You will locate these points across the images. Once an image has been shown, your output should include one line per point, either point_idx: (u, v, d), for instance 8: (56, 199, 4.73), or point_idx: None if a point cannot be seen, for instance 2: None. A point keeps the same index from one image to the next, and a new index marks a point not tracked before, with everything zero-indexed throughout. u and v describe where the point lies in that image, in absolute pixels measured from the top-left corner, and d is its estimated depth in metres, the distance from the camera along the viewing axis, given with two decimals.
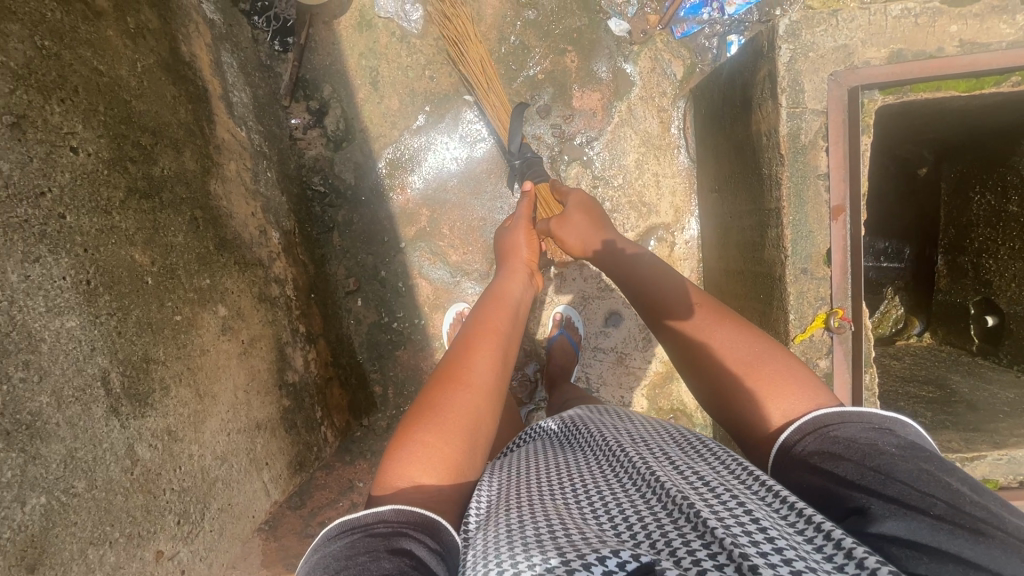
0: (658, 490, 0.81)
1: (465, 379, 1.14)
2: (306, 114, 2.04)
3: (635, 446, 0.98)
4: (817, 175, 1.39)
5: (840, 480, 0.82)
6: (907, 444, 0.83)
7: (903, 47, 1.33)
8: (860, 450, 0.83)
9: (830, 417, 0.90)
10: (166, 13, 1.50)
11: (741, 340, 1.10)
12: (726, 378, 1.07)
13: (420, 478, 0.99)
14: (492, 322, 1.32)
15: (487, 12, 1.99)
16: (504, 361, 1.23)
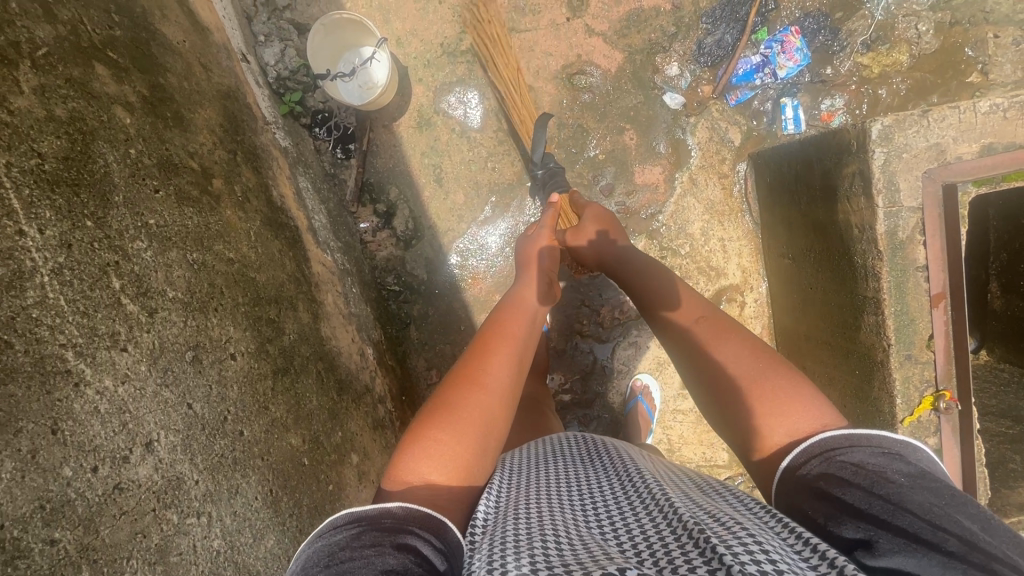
0: (671, 516, 0.78)
1: (479, 380, 1.16)
2: (374, 217, 2.07)
3: (657, 483, 0.94)
4: (916, 268, 1.43)
5: (850, 510, 0.78)
6: (918, 473, 0.79)
7: (993, 141, 1.37)
8: (871, 479, 0.80)
9: (839, 441, 0.88)
10: (257, 162, 1.52)
11: (746, 356, 1.09)
12: (728, 389, 1.07)
13: (431, 475, 1.00)
14: (508, 328, 1.34)
15: (544, 99, 2.02)
16: (519, 364, 1.25)
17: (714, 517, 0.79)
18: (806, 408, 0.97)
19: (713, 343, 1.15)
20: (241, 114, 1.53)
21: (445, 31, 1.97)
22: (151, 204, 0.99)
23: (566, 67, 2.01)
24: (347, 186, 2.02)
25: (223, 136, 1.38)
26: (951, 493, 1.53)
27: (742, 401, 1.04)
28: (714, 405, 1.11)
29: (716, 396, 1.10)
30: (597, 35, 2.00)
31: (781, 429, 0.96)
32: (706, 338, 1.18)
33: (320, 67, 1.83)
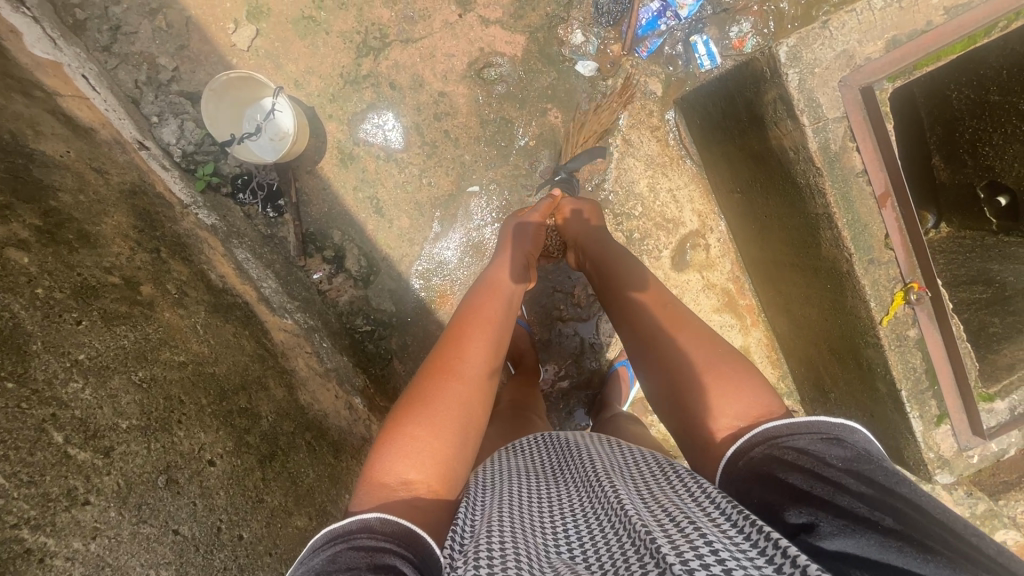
0: (625, 522, 0.79)
1: (457, 372, 1.18)
2: (325, 265, 2.01)
3: (611, 478, 0.95)
4: (856, 174, 1.44)
5: (792, 494, 0.85)
6: (852, 458, 0.86)
7: (897, 34, 1.37)
8: (811, 466, 0.87)
9: (783, 430, 0.95)
10: (184, 251, 1.45)
11: (703, 351, 1.18)
12: (688, 382, 1.14)
13: (408, 474, 1.02)
14: (483, 311, 1.35)
15: (460, 101, 1.97)
16: (494, 349, 1.28)
17: (665, 511, 0.82)
18: (756, 401, 1.06)
19: (670, 343, 1.23)
20: (153, 207, 1.46)
21: (340, 60, 1.89)
22: (80, 338, 0.95)
23: (472, 63, 1.95)
24: (289, 242, 1.96)
25: (138, 237, 1.31)
26: (943, 375, 1.57)
27: (698, 392, 1.11)
28: (667, 396, 1.17)
29: (672, 387, 1.17)
30: (494, 24, 1.94)
31: (729, 421, 1.04)
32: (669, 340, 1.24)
33: (223, 134, 1.74)
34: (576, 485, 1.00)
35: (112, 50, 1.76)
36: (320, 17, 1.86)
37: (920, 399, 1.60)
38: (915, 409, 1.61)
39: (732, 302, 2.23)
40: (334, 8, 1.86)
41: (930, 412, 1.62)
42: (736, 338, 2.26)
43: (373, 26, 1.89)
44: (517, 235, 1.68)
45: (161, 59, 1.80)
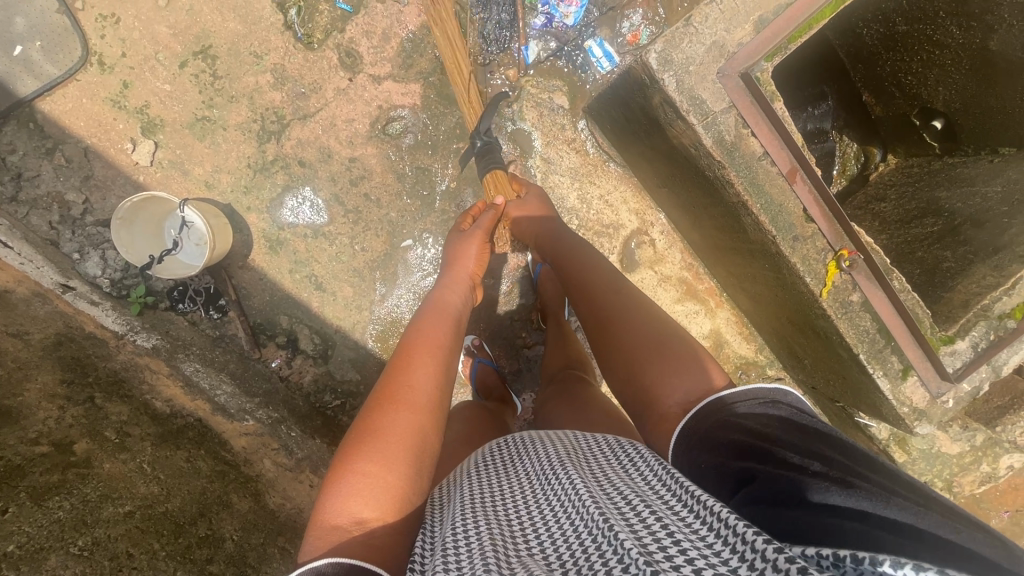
0: (585, 512, 0.80)
1: (408, 401, 1.17)
2: (281, 351, 2.01)
3: (568, 469, 0.96)
4: (758, 159, 1.42)
5: (736, 453, 0.96)
6: (786, 419, 1.00)
7: (763, 13, 1.36)
8: (756, 429, 0.99)
9: (723, 403, 1.08)
10: (121, 389, 1.46)
11: (648, 331, 1.34)
12: (647, 360, 1.27)
13: (362, 513, 1.00)
14: (430, 334, 1.36)
15: (372, 162, 1.96)
16: (443, 370, 1.28)
17: (620, 498, 0.84)
18: (696, 374, 1.19)
19: (622, 325, 1.38)
20: (83, 351, 1.48)
21: (244, 152, 1.89)
22: (9, 529, 0.97)
23: (374, 123, 1.93)
24: (240, 338, 1.96)
25: (67, 393, 1.32)
26: (897, 330, 1.55)
27: (653, 368, 1.25)
28: (625, 375, 1.30)
29: (628, 370, 1.29)
30: (386, 79, 1.92)
31: (681, 396, 1.17)
32: (629, 326, 1.37)
33: (141, 258, 1.74)
34: (533, 486, 0.98)
35: (19, 198, 1.77)
36: (214, 115, 1.86)
37: (881, 357, 1.59)
38: (878, 368, 1.59)
39: (691, 289, 2.22)
40: (225, 102, 1.85)
41: (895, 367, 1.60)
42: (704, 323, 2.25)
43: (268, 111, 1.88)
44: (463, 251, 1.72)
45: (69, 195, 1.79)
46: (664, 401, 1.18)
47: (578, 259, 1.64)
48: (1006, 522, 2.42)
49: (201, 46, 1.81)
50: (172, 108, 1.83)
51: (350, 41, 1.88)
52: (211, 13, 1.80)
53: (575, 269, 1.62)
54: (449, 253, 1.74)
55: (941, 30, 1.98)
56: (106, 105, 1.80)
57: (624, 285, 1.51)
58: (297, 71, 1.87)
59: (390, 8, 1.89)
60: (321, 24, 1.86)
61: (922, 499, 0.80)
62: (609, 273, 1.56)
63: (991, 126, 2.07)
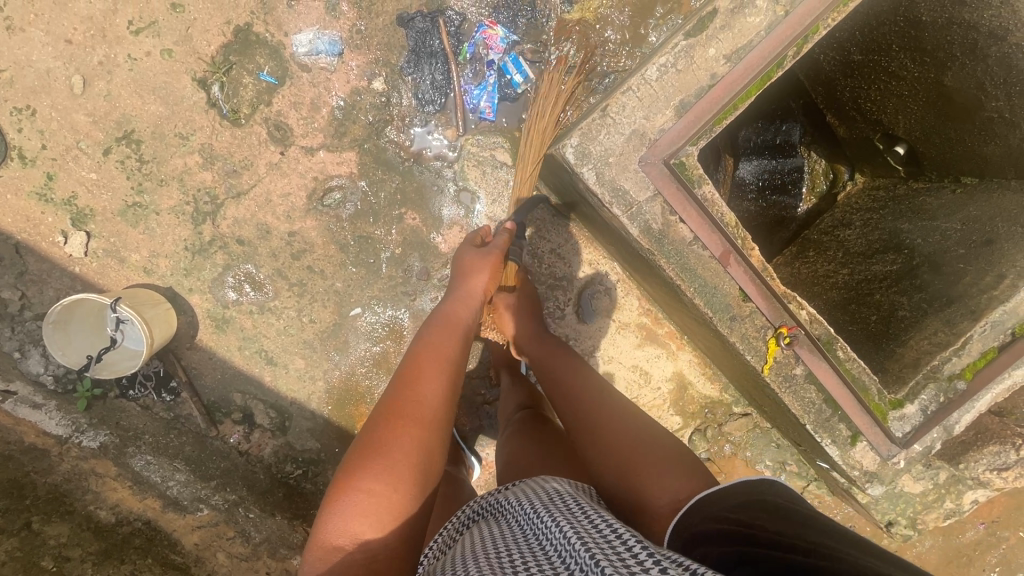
0: (566, 544, 0.76)
1: (417, 415, 1.10)
2: (238, 426, 1.95)
3: (549, 504, 0.91)
4: (688, 243, 1.37)
5: (724, 544, 0.87)
6: (769, 508, 0.92)
7: (684, 97, 1.30)
8: (743, 518, 0.91)
9: (709, 498, 1.00)
10: (62, 505, 1.55)
11: (632, 431, 1.28)
12: (627, 446, 1.23)
13: (364, 534, 0.94)
14: (439, 346, 1.30)
15: (313, 235, 1.91)
16: (452, 387, 1.21)
17: (593, 524, 0.81)
18: (683, 480, 1.12)
19: (608, 424, 1.32)
20: (20, 470, 1.55)
21: (180, 234, 1.84)
22: None
23: (310, 195, 1.88)
24: (195, 416, 1.91)
25: (1, 525, 1.42)
26: (843, 399, 1.52)
27: (645, 467, 1.16)
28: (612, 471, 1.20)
29: (618, 459, 1.21)
30: (320, 149, 1.86)
31: (670, 494, 1.10)
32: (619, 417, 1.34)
33: (79, 360, 1.73)
34: (513, 510, 0.95)
35: None
36: (145, 200, 1.81)
37: (828, 426, 1.57)
38: (825, 436, 1.57)
39: (651, 334, 2.19)
40: (155, 186, 1.80)
41: (843, 434, 1.58)
42: (665, 366, 2.24)
43: (200, 191, 1.82)
44: (474, 264, 1.63)
45: (5, 293, 1.77)
46: (651, 499, 1.10)
47: (556, 363, 1.62)
48: (982, 532, 2.51)
49: (123, 131, 1.75)
50: (101, 196, 1.78)
51: (278, 114, 1.82)
52: (130, 97, 1.74)
53: (555, 366, 1.61)
54: (459, 264, 1.65)
55: (896, 62, 1.91)
56: (32, 200, 1.75)
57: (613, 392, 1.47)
58: (226, 149, 1.81)
59: (318, 76, 1.82)
60: (247, 98, 1.79)
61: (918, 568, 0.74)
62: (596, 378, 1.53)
63: (951, 156, 2.00)
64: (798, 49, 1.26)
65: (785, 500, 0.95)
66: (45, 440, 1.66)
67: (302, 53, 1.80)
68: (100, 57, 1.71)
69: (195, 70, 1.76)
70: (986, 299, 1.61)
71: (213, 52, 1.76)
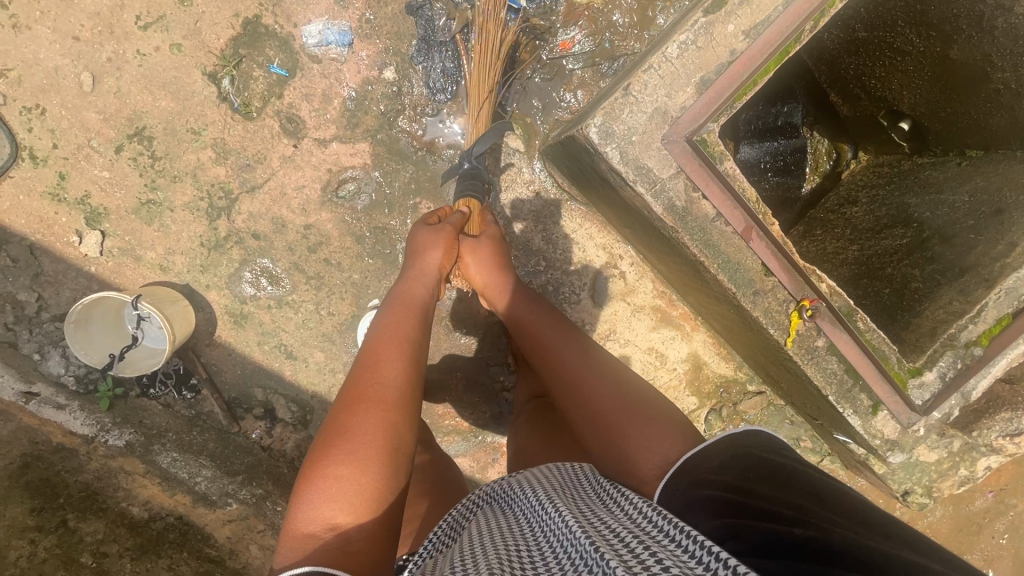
0: (571, 542, 0.78)
1: (377, 399, 1.15)
2: (259, 422, 1.97)
3: (558, 500, 0.94)
4: (711, 220, 1.39)
5: (712, 512, 0.88)
6: (757, 467, 0.93)
7: (704, 74, 1.31)
8: (731, 481, 0.92)
9: (697, 459, 1.01)
10: (95, 503, 1.59)
11: (616, 396, 1.28)
12: (611, 416, 1.23)
13: (336, 517, 1.00)
14: (396, 329, 1.34)
15: (329, 228, 1.90)
16: (413, 368, 1.26)
17: (601, 523, 0.84)
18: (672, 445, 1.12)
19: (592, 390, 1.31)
20: (52, 469, 1.60)
21: (195, 231, 1.83)
22: None
23: (325, 187, 1.88)
24: (217, 413, 1.92)
25: (39, 524, 1.48)
26: (864, 369, 1.55)
27: (632, 430, 1.18)
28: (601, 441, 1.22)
29: (606, 425, 1.23)
30: (333, 141, 1.85)
31: (659, 456, 1.10)
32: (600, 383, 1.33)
33: (101, 359, 1.72)
34: (524, 508, 0.98)
35: None
36: (159, 197, 1.80)
37: (850, 396, 1.59)
38: (848, 406, 1.60)
39: (666, 315, 2.22)
40: (168, 183, 1.79)
41: (865, 404, 1.61)
42: (680, 347, 2.26)
43: (214, 187, 1.81)
44: (430, 242, 1.56)
45: (21, 295, 1.75)
46: (640, 461, 1.11)
47: (536, 324, 1.55)
48: (991, 500, 2.58)
49: (134, 128, 1.74)
50: (115, 194, 1.77)
51: (290, 106, 1.81)
52: (141, 93, 1.73)
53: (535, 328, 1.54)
54: (413, 241, 1.59)
55: (902, 37, 1.93)
56: (45, 200, 1.74)
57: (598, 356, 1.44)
58: (238, 143, 1.80)
59: (329, 68, 1.81)
60: (258, 91, 1.78)
61: (897, 534, 0.78)
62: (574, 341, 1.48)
63: (957, 129, 2.02)
64: (816, 22, 1.27)
65: (770, 452, 0.96)
66: (72, 440, 1.68)
67: (313, 44, 1.79)
68: (109, 53, 1.70)
69: (205, 64, 1.75)
70: (999, 266, 1.64)
71: (222, 45, 1.75)
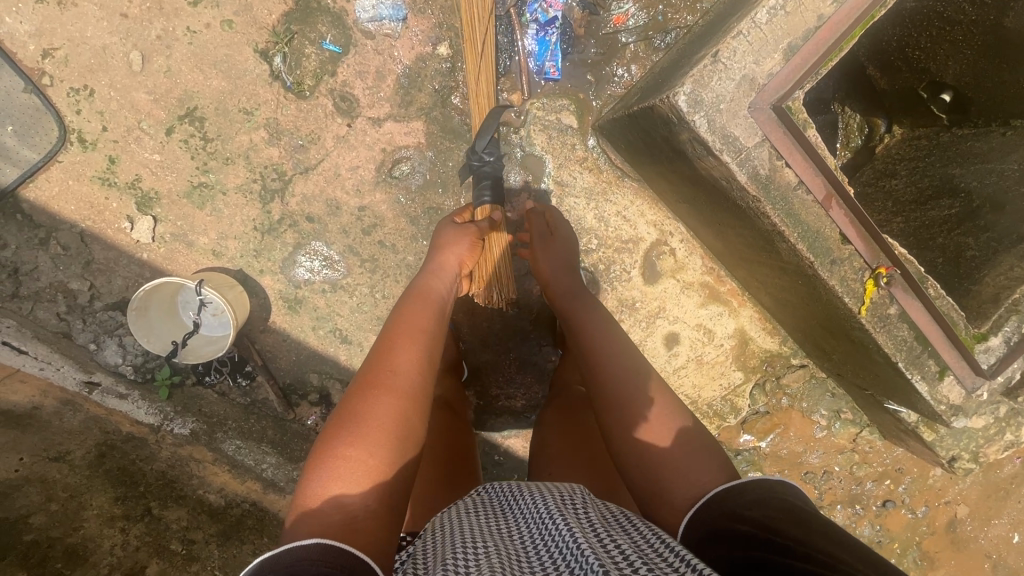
0: (579, 554, 0.78)
1: (392, 383, 1.10)
2: (315, 407, 1.90)
3: (568, 512, 0.94)
4: (793, 189, 1.39)
5: (739, 544, 0.92)
6: (791, 511, 0.94)
7: (792, 40, 1.29)
8: (759, 518, 0.94)
9: (729, 492, 1.03)
10: (174, 491, 1.58)
11: (671, 415, 1.24)
12: (642, 440, 1.20)
13: (343, 497, 0.94)
14: (413, 316, 1.29)
15: (383, 209, 1.87)
16: (428, 358, 1.20)
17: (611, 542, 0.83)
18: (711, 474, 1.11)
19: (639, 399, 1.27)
20: (128, 458, 1.58)
21: (248, 214, 1.79)
22: None
23: (379, 167, 1.84)
24: (273, 400, 1.86)
25: (125, 511, 1.45)
26: (934, 335, 1.57)
27: (672, 458, 1.15)
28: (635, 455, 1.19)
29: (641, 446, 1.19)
30: (387, 120, 1.82)
31: (693, 487, 1.09)
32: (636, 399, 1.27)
33: (164, 346, 1.69)
34: (526, 513, 0.98)
35: (21, 294, 1.69)
36: (210, 180, 1.75)
37: (918, 362, 1.61)
38: (916, 373, 1.62)
39: (714, 292, 2.23)
40: (220, 165, 1.75)
41: (932, 370, 1.63)
42: (728, 323, 2.28)
43: (267, 168, 1.77)
44: (452, 238, 1.57)
45: (73, 283, 1.71)
46: (674, 488, 1.10)
47: (584, 321, 1.52)
48: None
49: (185, 109, 1.69)
50: (166, 178, 1.72)
51: (343, 84, 1.77)
52: (191, 72, 1.68)
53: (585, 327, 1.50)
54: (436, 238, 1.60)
55: (953, 6, 1.94)
56: (95, 184, 1.69)
57: (635, 363, 1.36)
58: (292, 123, 1.76)
59: (382, 44, 1.78)
60: (311, 68, 1.74)
61: None
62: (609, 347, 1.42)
63: (1003, 99, 2.01)
64: None
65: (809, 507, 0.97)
66: (140, 429, 1.67)
67: (366, 19, 1.75)
68: (158, 31, 1.65)
69: (257, 41, 1.70)
70: None
71: (274, 22, 1.70)
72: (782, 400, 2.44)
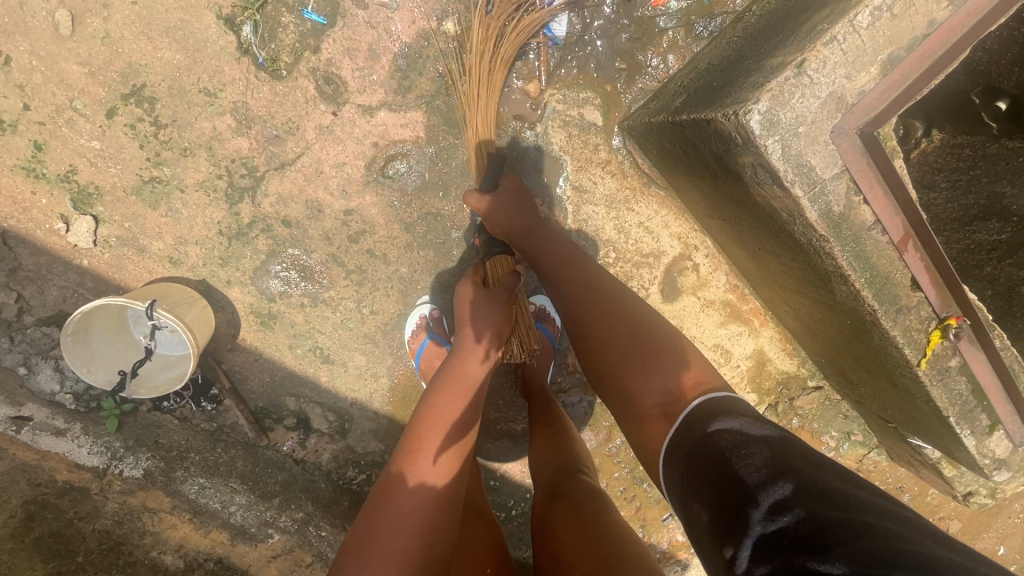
0: None
1: (409, 499, 1.01)
2: (291, 432, 1.65)
3: None
4: (868, 228, 1.18)
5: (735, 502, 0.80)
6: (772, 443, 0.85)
7: (894, 50, 1.06)
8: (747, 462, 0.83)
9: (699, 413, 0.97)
10: (121, 556, 1.43)
11: (623, 319, 1.17)
12: (617, 352, 1.13)
13: None
14: (445, 408, 1.13)
15: (372, 212, 1.58)
16: (453, 460, 1.09)
17: None
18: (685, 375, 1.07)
19: (596, 311, 1.19)
20: (66, 519, 1.40)
21: (211, 216, 1.50)
22: None
23: (370, 165, 1.55)
24: (242, 425, 1.61)
25: None
26: (991, 390, 1.40)
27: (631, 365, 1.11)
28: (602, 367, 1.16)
29: (600, 353, 1.16)
30: (380, 109, 1.52)
31: (659, 395, 1.06)
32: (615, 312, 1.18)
33: (110, 378, 1.43)
34: None
35: None
36: (165, 174, 1.45)
37: (970, 416, 1.46)
38: (965, 427, 1.47)
39: (736, 311, 1.98)
40: (177, 157, 1.45)
41: (982, 424, 1.48)
42: (747, 344, 2.03)
43: (234, 162, 1.48)
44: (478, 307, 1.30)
45: None
46: (642, 404, 1.07)
47: (571, 265, 1.31)
48: None
49: (130, 86, 1.39)
50: (109, 171, 1.42)
51: (328, 63, 1.47)
52: (136, 40, 1.37)
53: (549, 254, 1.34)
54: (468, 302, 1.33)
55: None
56: (19, 176, 1.39)
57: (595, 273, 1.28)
58: (264, 109, 1.46)
59: (376, 15, 1.47)
60: (288, 42, 1.43)
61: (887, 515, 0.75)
62: (575, 261, 1.31)
63: None
64: None
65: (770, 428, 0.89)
66: (81, 475, 1.45)
67: None
68: None
69: (220, 5, 1.39)
70: None
71: None
72: (792, 423, 2.15)
